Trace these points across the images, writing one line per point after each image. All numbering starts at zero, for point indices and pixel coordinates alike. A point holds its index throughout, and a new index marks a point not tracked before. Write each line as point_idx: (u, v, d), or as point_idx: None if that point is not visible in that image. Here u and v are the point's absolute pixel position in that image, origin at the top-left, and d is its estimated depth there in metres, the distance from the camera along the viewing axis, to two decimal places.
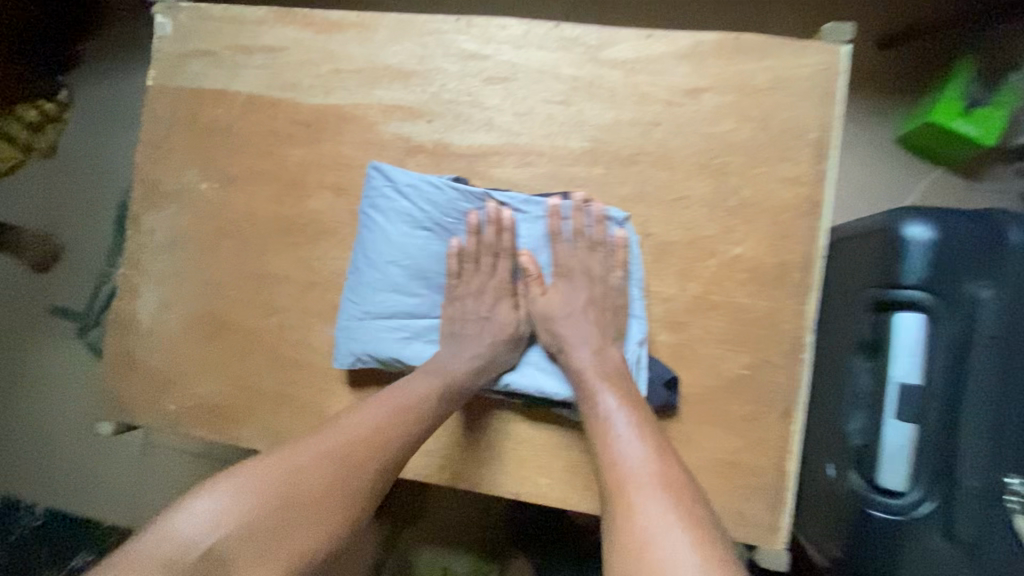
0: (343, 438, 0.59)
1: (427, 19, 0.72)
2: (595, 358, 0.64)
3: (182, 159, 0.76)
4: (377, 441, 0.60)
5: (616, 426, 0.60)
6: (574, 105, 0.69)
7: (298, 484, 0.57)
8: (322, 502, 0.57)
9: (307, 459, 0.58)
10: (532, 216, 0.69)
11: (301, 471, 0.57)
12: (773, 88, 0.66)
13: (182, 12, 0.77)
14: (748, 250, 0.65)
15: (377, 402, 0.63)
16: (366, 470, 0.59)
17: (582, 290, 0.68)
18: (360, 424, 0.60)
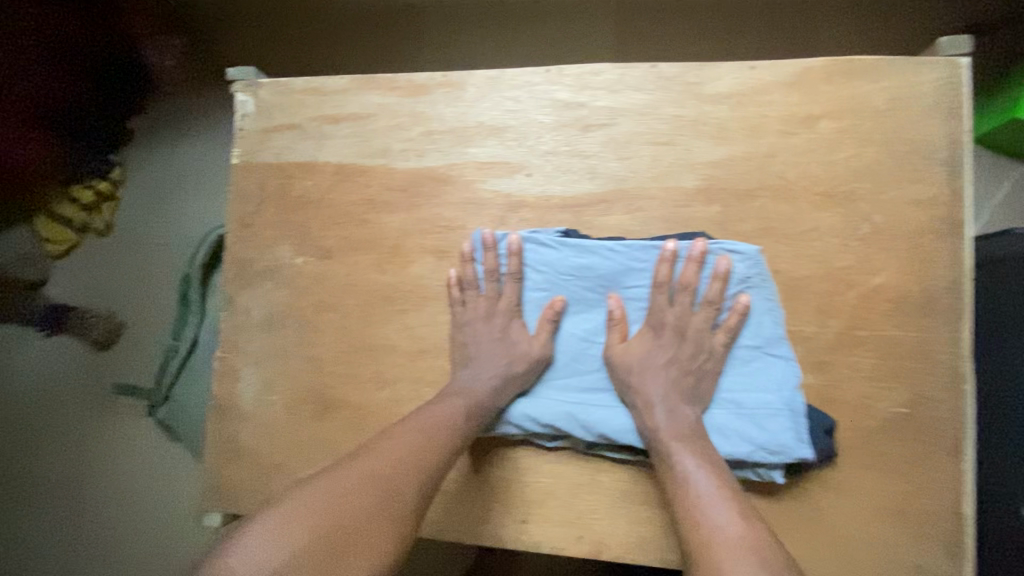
0: (358, 470, 0.59)
1: (517, 73, 0.70)
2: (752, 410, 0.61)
3: (275, 235, 0.75)
4: (399, 465, 0.60)
5: (699, 485, 0.57)
6: (681, 144, 0.66)
7: (321, 517, 0.56)
8: (350, 534, 0.55)
9: (323, 493, 0.57)
10: (636, 268, 0.64)
11: (321, 504, 0.57)
12: (892, 108, 0.63)
13: (262, 87, 0.76)
14: (889, 279, 0.62)
15: (399, 433, 0.62)
16: (392, 499, 0.58)
17: (668, 348, 0.63)
18: (372, 456, 0.60)
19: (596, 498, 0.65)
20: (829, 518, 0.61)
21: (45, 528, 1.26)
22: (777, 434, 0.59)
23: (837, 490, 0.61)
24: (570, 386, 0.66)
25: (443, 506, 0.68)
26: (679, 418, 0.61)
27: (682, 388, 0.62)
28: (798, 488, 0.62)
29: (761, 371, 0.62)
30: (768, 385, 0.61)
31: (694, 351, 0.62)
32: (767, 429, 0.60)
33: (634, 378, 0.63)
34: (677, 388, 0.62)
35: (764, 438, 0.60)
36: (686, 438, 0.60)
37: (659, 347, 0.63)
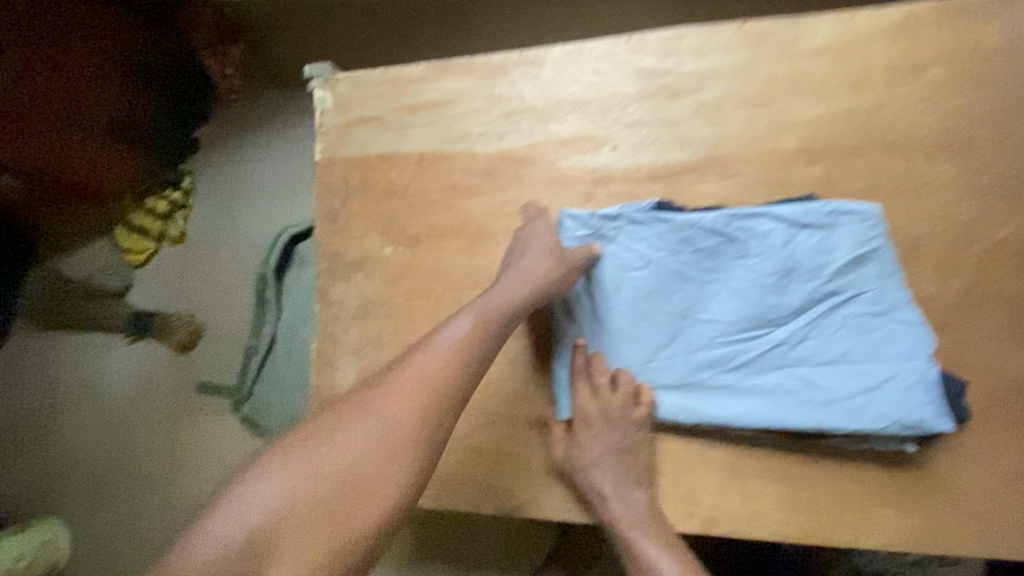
0: (341, 450, 0.52)
1: (597, 45, 0.69)
2: (879, 387, 0.57)
3: (363, 227, 0.76)
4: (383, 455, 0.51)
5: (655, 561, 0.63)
6: (777, 103, 0.64)
7: (298, 523, 0.48)
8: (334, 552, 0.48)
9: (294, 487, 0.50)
10: (744, 239, 0.61)
11: (299, 500, 0.49)
12: (1008, 50, 0.60)
13: (340, 82, 0.78)
14: (1014, 231, 0.58)
15: (385, 414, 0.53)
16: (379, 496, 0.50)
17: (603, 438, 0.64)
18: (355, 434, 0.52)
19: (705, 475, 0.64)
20: (959, 485, 0.59)
21: (141, 523, 1.33)
22: (912, 406, 0.56)
23: (968, 458, 0.58)
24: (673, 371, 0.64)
25: (548, 485, 0.69)
26: (632, 504, 0.63)
27: (626, 473, 0.64)
28: (925, 455, 0.59)
29: (887, 340, 0.58)
30: (894, 354, 0.58)
31: (624, 432, 0.64)
32: (898, 402, 0.57)
33: (588, 469, 0.65)
34: (625, 475, 0.64)
35: (896, 412, 0.57)
36: (644, 526, 0.63)
37: (589, 439, 0.65)
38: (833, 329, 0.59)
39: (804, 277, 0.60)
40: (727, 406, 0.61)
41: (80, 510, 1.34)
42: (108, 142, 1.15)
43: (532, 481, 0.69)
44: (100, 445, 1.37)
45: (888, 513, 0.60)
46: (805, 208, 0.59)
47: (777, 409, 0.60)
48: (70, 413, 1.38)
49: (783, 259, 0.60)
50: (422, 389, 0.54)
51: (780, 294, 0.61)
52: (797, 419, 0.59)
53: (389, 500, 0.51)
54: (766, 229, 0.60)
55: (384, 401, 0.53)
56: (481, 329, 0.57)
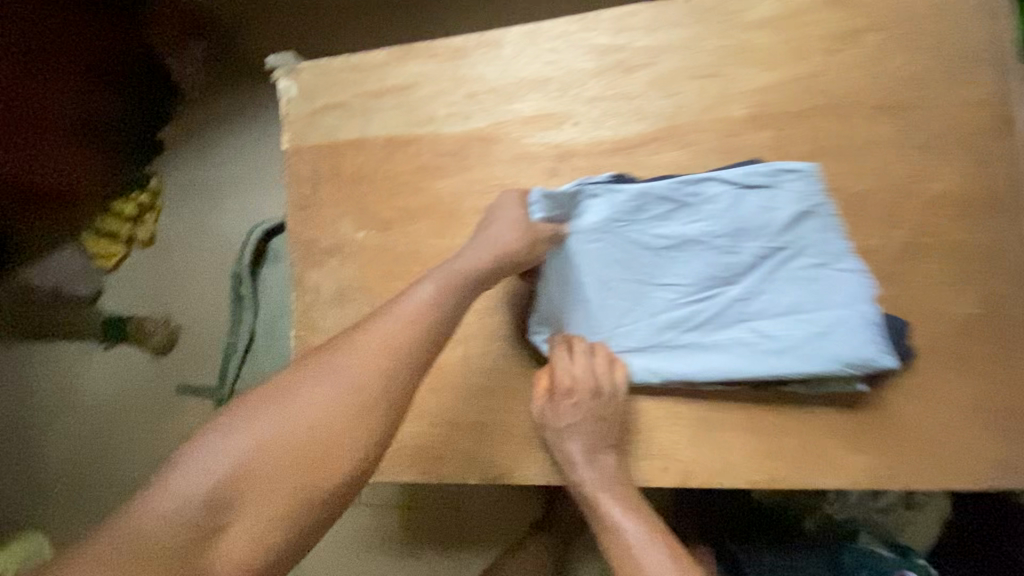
0: (298, 416, 0.51)
1: (554, 24, 0.71)
2: (828, 333, 0.61)
3: (334, 213, 0.77)
4: (341, 423, 0.51)
5: (619, 524, 0.66)
6: (726, 74, 0.67)
7: (255, 486, 0.49)
8: (295, 513, 0.50)
9: (250, 451, 0.50)
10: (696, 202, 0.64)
11: (253, 463, 0.49)
12: (935, 15, 0.64)
13: (303, 71, 0.78)
14: (950, 183, 0.62)
15: (346, 380, 0.53)
16: (336, 464, 0.51)
17: (584, 408, 0.66)
18: (313, 400, 0.52)
19: (679, 431, 0.67)
20: (912, 422, 0.63)
21: None
22: (861, 346, 0.60)
23: (919, 397, 0.62)
24: (638, 334, 0.67)
25: (530, 452, 0.71)
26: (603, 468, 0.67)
27: (599, 440, 0.66)
28: (881, 397, 0.63)
29: (832, 287, 0.62)
30: (840, 300, 0.61)
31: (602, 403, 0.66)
32: (845, 342, 0.60)
33: (563, 437, 0.68)
34: (600, 442, 0.66)
35: (845, 353, 0.60)
36: (613, 490, 0.66)
37: (568, 411, 0.67)
38: (782, 282, 0.63)
39: (753, 235, 0.63)
40: (694, 363, 0.64)
41: (64, 521, 1.32)
42: (67, 147, 1.13)
43: (514, 450, 0.71)
44: (80, 455, 1.35)
45: (848, 454, 0.64)
46: (748, 170, 0.63)
47: (737, 360, 0.63)
48: (48, 423, 1.36)
49: (733, 220, 0.63)
50: (382, 353, 0.54)
51: (732, 253, 0.64)
52: (755, 366, 0.62)
53: (341, 470, 0.51)
54: (716, 191, 0.63)
55: (343, 367, 0.53)
56: (444, 294, 0.58)
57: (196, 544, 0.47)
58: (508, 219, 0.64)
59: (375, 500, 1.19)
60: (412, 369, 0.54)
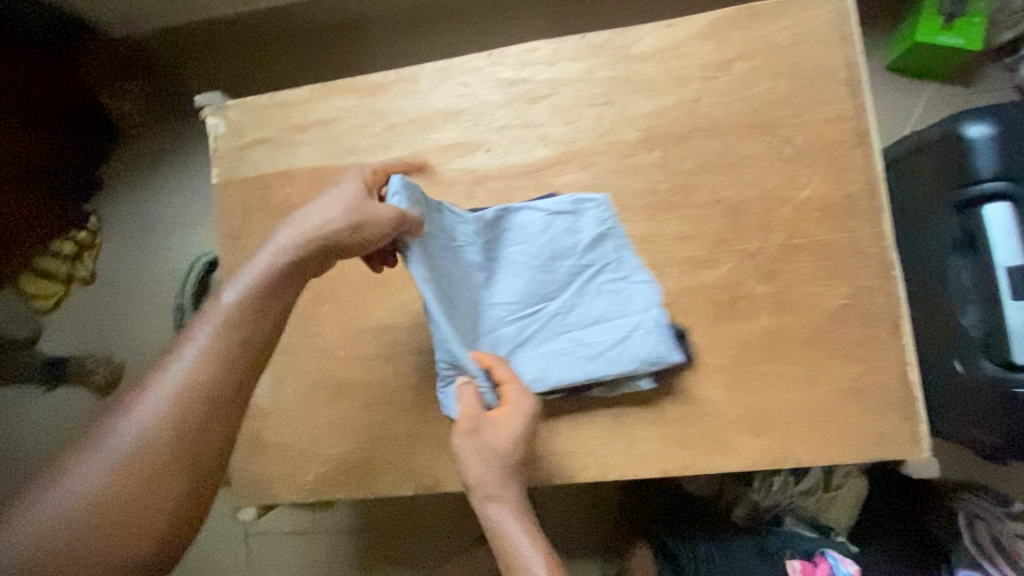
0: (123, 438, 0.50)
1: (463, 61, 0.78)
2: (628, 339, 0.69)
3: (264, 242, 0.80)
4: (172, 436, 0.51)
5: (512, 539, 0.62)
6: (618, 102, 0.74)
7: (111, 504, 0.49)
8: (135, 532, 0.49)
9: (88, 475, 0.49)
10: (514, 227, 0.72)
11: (111, 482, 0.49)
12: (795, 44, 0.72)
13: (230, 109, 0.82)
14: (814, 190, 0.70)
15: (171, 391, 0.52)
16: (187, 459, 0.51)
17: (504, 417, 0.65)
18: (137, 417, 0.51)
19: (595, 429, 0.72)
20: (797, 406, 0.69)
21: None
22: (655, 345, 0.68)
23: (803, 382, 0.69)
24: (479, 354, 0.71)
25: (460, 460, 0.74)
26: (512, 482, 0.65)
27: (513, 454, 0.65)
28: (771, 385, 0.70)
29: (631, 296, 0.70)
30: (637, 307, 0.70)
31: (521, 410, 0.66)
32: (643, 344, 0.68)
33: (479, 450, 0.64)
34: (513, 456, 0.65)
35: (645, 353, 0.68)
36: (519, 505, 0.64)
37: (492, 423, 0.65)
38: (591, 295, 0.71)
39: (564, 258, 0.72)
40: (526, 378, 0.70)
41: None
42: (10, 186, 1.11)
43: (445, 458, 0.75)
44: None
45: (745, 438, 0.70)
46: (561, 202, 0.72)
47: (562, 368, 0.69)
48: None
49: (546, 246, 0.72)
50: (208, 358, 0.53)
51: (548, 275, 0.72)
52: (577, 372, 0.69)
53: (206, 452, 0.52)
54: (528, 219, 0.72)
55: (180, 362, 0.53)
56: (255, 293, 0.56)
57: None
58: (345, 199, 0.62)
59: (334, 526, 1.20)
60: (233, 373, 0.54)
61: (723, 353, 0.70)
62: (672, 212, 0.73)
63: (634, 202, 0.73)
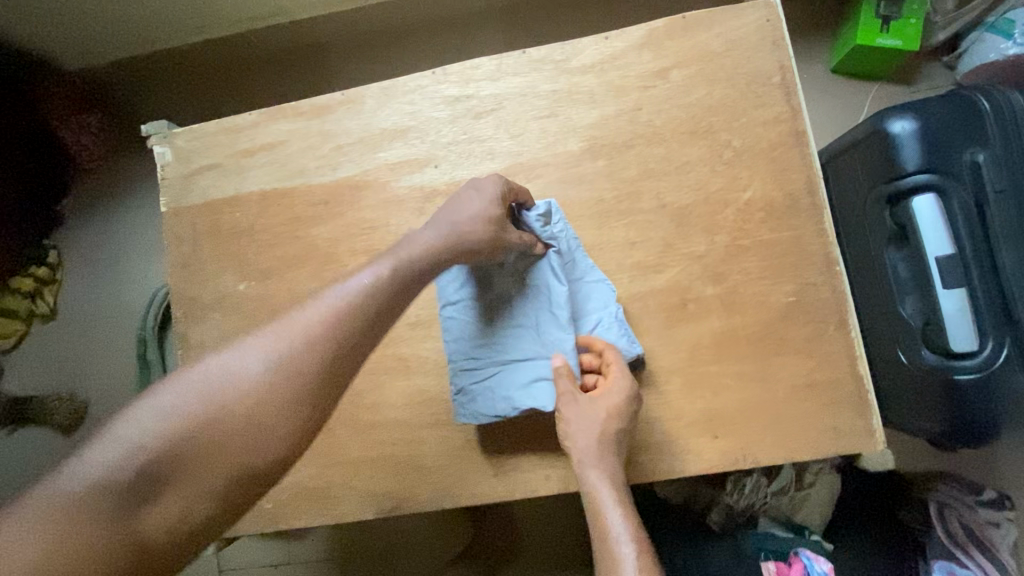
0: (217, 392, 0.47)
1: (407, 79, 0.78)
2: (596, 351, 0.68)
3: (215, 268, 0.80)
4: (286, 391, 0.47)
5: (607, 510, 0.61)
6: (561, 113, 0.75)
7: (186, 456, 0.44)
8: (223, 487, 0.45)
9: (172, 420, 0.45)
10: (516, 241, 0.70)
11: (190, 434, 0.45)
12: (728, 50, 0.74)
13: (177, 137, 0.82)
14: (756, 191, 0.72)
15: (301, 339, 0.49)
16: (262, 429, 0.46)
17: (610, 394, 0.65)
18: (266, 356, 0.48)
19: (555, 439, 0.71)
20: (753, 405, 0.69)
21: None
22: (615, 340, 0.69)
23: (757, 380, 0.69)
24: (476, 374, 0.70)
25: (421, 479, 0.73)
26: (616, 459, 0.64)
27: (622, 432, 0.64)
28: (725, 386, 0.70)
29: (588, 295, 0.71)
30: (595, 305, 0.71)
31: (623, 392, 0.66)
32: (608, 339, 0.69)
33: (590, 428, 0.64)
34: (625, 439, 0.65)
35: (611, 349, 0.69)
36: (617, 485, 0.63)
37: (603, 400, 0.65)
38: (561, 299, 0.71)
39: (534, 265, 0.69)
40: (523, 394, 0.68)
41: None
42: None
43: (406, 478, 0.73)
44: None
45: (704, 440, 0.69)
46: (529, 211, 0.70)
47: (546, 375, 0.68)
48: None
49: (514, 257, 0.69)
50: (337, 320, 0.50)
51: (519, 285, 0.70)
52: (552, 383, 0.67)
53: (284, 431, 0.47)
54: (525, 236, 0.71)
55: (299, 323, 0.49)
56: (387, 279, 0.53)
57: (126, 508, 0.42)
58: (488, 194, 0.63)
59: (310, 554, 1.17)
60: (346, 346, 0.50)
61: (677, 356, 0.70)
62: (622, 218, 0.73)
63: (582, 211, 0.74)
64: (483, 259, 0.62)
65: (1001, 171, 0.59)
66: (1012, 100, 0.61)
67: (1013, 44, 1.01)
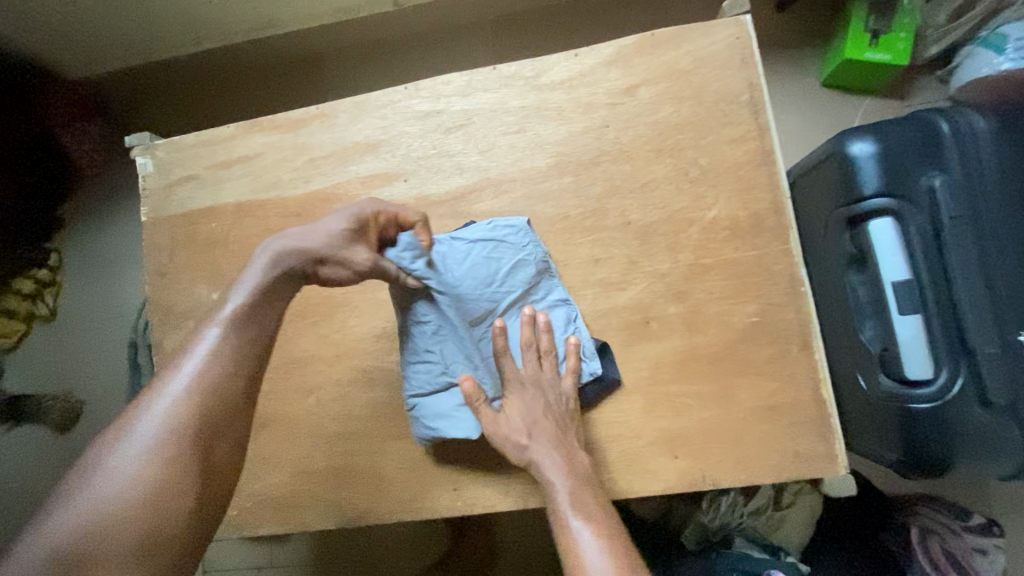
0: (129, 457, 0.49)
1: (380, 94, 0.79)
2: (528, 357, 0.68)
3: (190, 278, 0.81)
4: (182, 447, 0.50)
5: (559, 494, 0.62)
6: (529, 129, 0.76)
7: (116, 527, 0.46)
8: (160, 541, 0.47)
9: (95, 497, 0.47)
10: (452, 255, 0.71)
11: (116, 505, 0.47)
12: (697, 68, 0.74)
13: (158, 148, 0.84)
14: (721, 210, 0.71)
15: (175, 408, 0.52)
16: (187, 477, 0.50)
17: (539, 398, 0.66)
18: (139, 444, 0.49)
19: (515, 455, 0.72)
20: (713, 426, 0.68)
21: None
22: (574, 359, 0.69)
23: (719, 401, 0.69)
24: (431, 397, 0.71)
25: (381, 491, 0.73)
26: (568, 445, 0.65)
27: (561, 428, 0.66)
28: (686, 406, 0.69)
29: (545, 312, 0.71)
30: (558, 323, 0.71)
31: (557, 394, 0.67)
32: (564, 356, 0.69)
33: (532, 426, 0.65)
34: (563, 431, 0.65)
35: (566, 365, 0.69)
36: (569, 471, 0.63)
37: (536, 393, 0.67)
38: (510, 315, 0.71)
39: (459, 285, 0.70)
40: (459, 421, 0.69)
41: None
42: None
43: (368, 490, 0.74)
44: None
45: (663, 460, 0.69)
46: (452, 236, 0.72)
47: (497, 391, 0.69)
48: None
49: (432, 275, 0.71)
50: (204, 384, 0.53)
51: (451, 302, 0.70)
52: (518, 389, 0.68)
53: (212, 471, 0.52)
54: (461, 249, 0.71)
55: (190, 368, 0.54)
56: (256, 298, 0.59)
57: None
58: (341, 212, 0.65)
59: (290, 559, 1.18)
60: (249, 379, 0.56)
61: (638, 375, 0.70)
62: (587, 235, 0.73)
63: (547, 227, 0.74)
64: (331, 274, 0.63)
65: (956, 199, 0.61)
66: (972, 124, 0.62)
67: (1006, 58, 0.97)
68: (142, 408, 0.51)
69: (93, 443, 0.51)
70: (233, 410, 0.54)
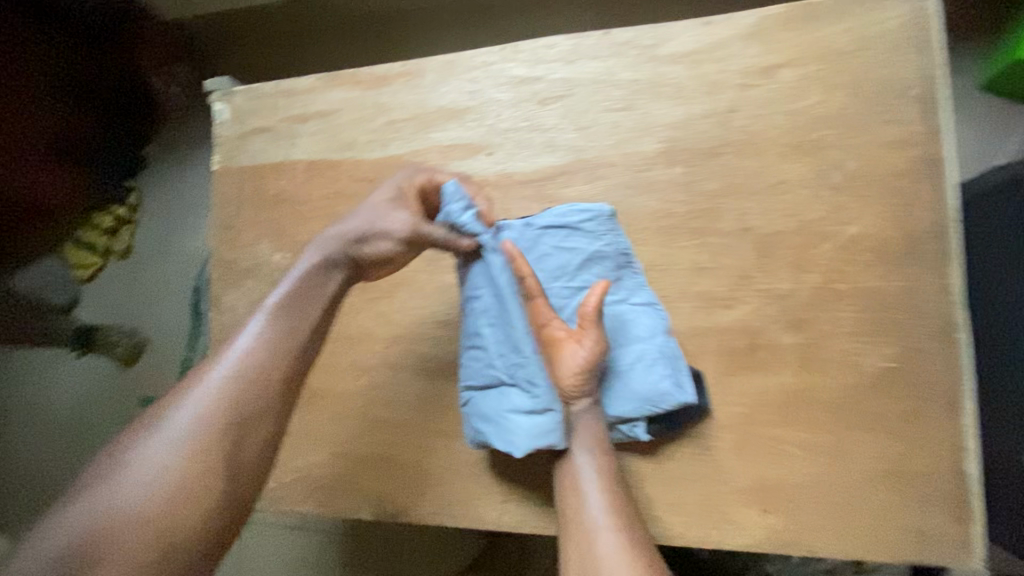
0: (156, 449, 0.49)
1: (473, 54, 0.71)
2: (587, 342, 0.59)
3: (254, 234, 0.77)
4: (210, 443, 0.50)
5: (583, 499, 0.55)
6: (639, 108, 0.65)
7: (136, 515, 0.46)
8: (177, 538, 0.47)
9: (120, 485, 0.47)
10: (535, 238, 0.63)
11: (139, 495, 0.47)
12: (858, 49, 0.60)
13: (236, 95, 0.80)
14: (865, 227, 0.59)
15: (207, 402, 0.51)
16: (210, 474, 0.49)
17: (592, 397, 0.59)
18: (167, 437, 0.50)
19: None
20: (817, 482, 0.58)
21: None
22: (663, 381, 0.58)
23: (828, 455, 0.58)
24: (487, 397, 0.62)
25: (425, 489, 0.67)
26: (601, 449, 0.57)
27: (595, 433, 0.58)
28: (787, 454, 0.58)
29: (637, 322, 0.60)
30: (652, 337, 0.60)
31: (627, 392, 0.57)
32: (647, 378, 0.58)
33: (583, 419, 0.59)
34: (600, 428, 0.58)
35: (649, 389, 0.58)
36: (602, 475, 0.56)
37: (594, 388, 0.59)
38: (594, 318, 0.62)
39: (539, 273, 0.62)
40: (513, 428, 0.60)
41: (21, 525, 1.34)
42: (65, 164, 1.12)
43: (410, 485, 0.68)
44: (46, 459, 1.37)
45: (750, 512, 0.59)
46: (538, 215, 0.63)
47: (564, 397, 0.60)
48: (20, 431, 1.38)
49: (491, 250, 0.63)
50: (238, 379, 0.53)
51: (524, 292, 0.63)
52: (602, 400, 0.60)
53: (237, 468, 0.51)
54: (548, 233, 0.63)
55: (227, 364, 0.53)
56: (300, 292, 0.58)
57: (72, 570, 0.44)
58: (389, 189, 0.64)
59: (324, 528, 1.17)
60: (286, 376, 0.55)
61: (732, 409, 0.60)
62: (692, 238, 0.62)
63: (646, 223, 0.64)
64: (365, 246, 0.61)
65: None
66: None
67: None
68: (178, 401, 0.52)
69: (128, 429, 0.52)
70: (267, 408, 0.53)
